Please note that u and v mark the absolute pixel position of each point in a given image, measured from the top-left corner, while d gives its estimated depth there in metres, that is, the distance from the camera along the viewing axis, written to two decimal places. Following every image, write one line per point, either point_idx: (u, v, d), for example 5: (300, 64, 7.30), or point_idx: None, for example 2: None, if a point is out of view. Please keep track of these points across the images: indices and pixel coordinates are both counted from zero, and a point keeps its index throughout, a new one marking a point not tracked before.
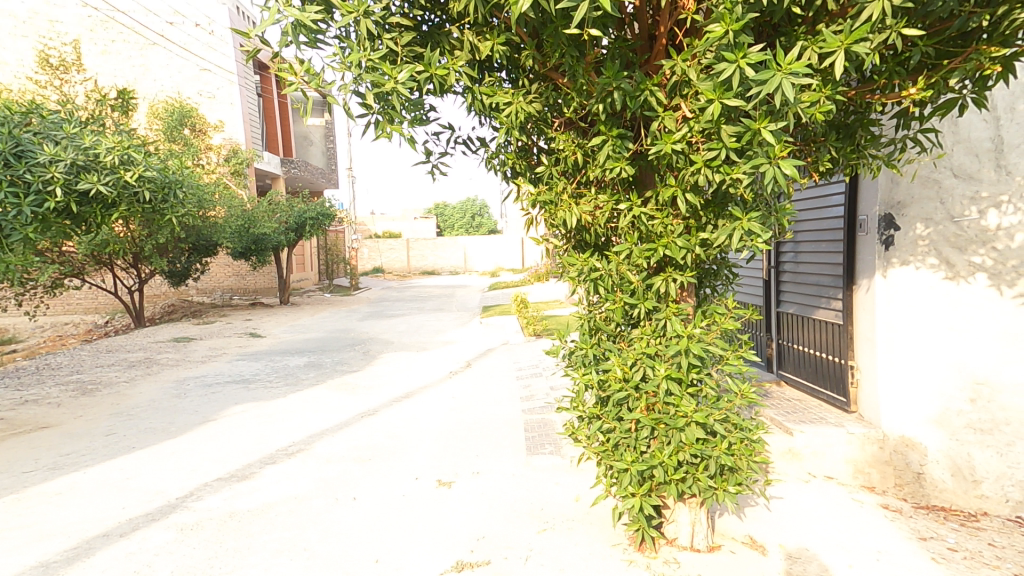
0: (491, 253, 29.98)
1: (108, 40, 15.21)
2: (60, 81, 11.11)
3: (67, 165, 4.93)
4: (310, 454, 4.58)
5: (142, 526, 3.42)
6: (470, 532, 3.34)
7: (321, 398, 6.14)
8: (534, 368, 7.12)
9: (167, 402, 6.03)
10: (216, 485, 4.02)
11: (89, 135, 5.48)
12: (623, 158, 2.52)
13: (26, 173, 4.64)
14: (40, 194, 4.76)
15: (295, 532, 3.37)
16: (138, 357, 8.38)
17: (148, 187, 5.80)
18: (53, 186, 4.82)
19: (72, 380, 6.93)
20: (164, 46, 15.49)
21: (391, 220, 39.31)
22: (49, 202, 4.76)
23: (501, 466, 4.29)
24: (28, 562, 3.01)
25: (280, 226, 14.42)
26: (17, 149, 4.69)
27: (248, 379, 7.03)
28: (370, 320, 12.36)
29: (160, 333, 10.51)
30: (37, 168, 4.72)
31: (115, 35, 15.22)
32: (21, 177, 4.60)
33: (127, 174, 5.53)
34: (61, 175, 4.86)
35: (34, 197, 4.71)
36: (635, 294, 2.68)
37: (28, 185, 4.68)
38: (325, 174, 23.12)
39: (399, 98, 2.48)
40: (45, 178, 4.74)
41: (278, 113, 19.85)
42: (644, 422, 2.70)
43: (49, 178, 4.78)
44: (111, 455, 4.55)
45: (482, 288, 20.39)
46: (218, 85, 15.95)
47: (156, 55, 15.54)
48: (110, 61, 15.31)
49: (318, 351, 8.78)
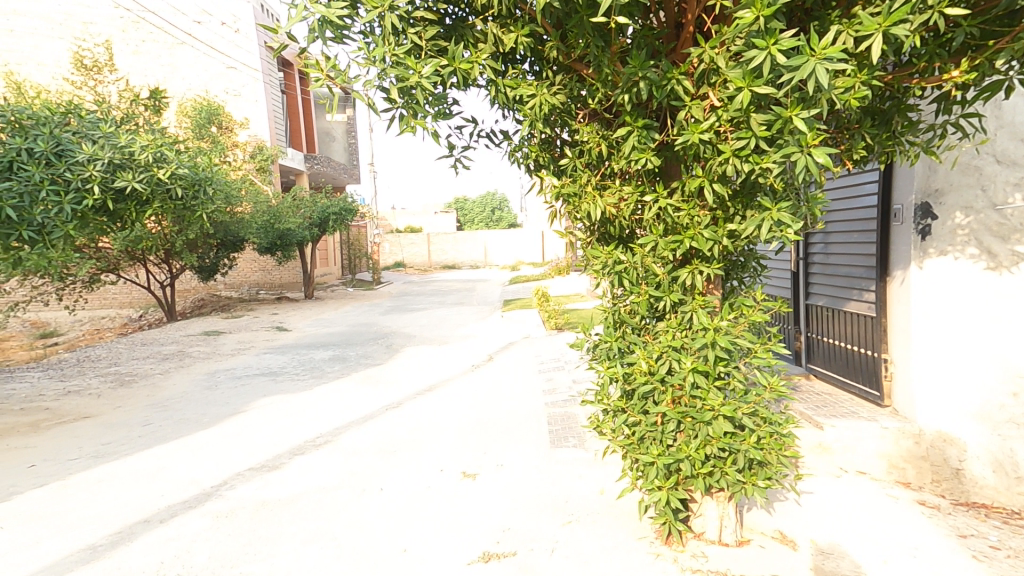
0: (510, 247, 29.99)
1: (139, 41, 15.58)
2: (95, 81, 11.33)
3: (104, 163, 5.04)
4: (337, 446, 4.66)
5: (181, 513, 3.54)
6: (495, 524, 3.37)
7: (347, 390, 6.26)
8: (556, 362, 7.10)
9: (199, 394, 6.19)
10: (247, 474, 4.12)
11: (124, 134, 5.54)
12: (649, 149, 2.52)
13: (67, 172, 4.74)
14: (80, 192, 4.86)
15: (322, 521, 3.43)
16: (171, 350, 8.62)
17: (181, 184, 5.95)
18: (92, 183, 4.93)
19: (110, 372, 7.15)
20: (191, 45, 15.76)
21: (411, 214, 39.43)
22: (88, 199, 4.86)
23: (524, 458, 4.33)
24: (76, 545, 3.14)
25: (305, 222, 14.61)
26: (58, 148, 4.78)
27: (275, 371, 7.17)
28: (392, 314, 12.50)
29: (191, 327, 10.78)
30: (76, 166, 4.82)
31: (145, 35, 15.56)
32: (61, 176, 4.70)
33: (159, 172, 5.65)
34: (99, 172, 4.97)
35: (74, 195, 4.81)
36: (660, 287, 2.69)
37: (68, 183, 4.78)
38: (348, 170, 23.40)
39: (423, 92, 2.52)
40: (84, 176, 4.84)
41: (301, 109, 19.93)
42: (670, 415, 2.70)
43: (88, 176, 4.88)
44: (148, 444, 4.71)
45: (501, 282, 20.47)
46: (244, 82, 16.06)
47: (184, 54, 15.81)
48: (142, 60, 15.68)
49: (342, 345, 8.89)
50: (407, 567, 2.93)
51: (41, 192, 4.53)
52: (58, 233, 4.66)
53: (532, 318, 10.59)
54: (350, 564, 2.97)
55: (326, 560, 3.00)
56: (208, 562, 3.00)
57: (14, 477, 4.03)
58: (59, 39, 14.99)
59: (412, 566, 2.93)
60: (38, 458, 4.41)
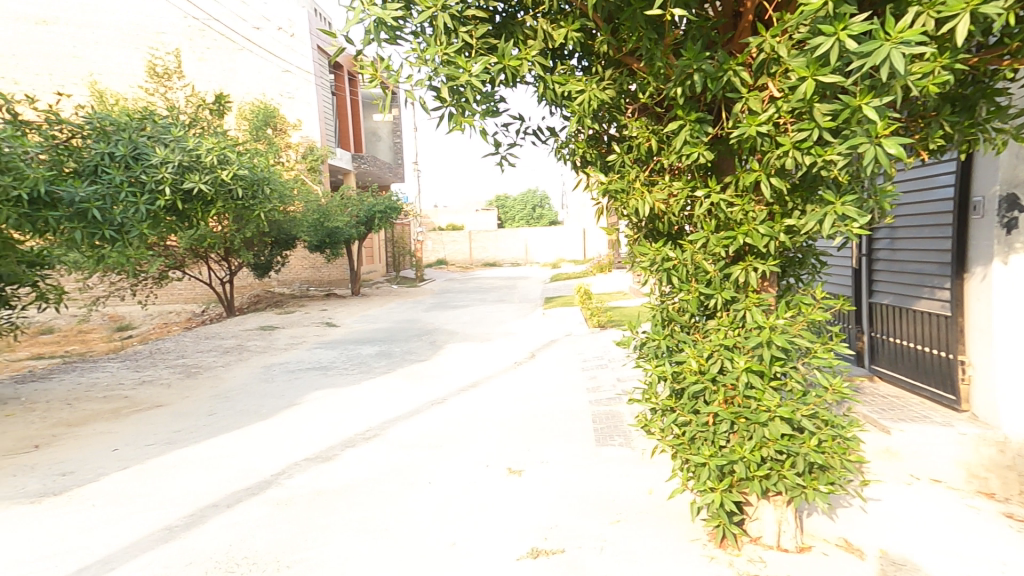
0: (551, 244, 29.89)
1: (205, 48, 16.33)
2: (165, 88, 12.04)
3: (175, 166, 5.29)
4: (385, 439, 4.77)
5: (245, 499, 3.71)
6: (543, 520, 3.37)
7: (392, 385, 6.39)
8: (599, 359, 7.04)
9: (257, 386, 6.48)
10: (303, 464, 4.29)
11: (192, 137, 5.73)
12: (701, 143, 2.47)
13: (143, 174, 5.04)
14: (153, 193, 5.15)
15: (373, 512, 3.53)
16: (231, 343, 9.06)
17: (241, 185, 5.88)
18: (164, 185, 5.20)
19: (178, 363, 7.58)
20: (250, 50, 16.38)
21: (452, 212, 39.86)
22: (161, 200, 5.15)
23: (568, 455, 4.31)
24: (155, 525, 3.35)
25: (352, 221, 14.92)
26: (136, 152, 5.09)
27: (326, 366, 7.42)
28: (435, 311, 12.69)
29: (248, 322, 11.30)
30: (150, 169, 5.10)
31: (210, 42, 16.32)
32: (138, 178, 5.01)
33: (223, 173, 5.72)
34: (170, 175, 5.23)
35: (149, 196, 5.10)
36: (711, 284, 2.62)
37: (143, 184, 5.08)
38: (393, 169, 23.79)
39: (473, 90, 2.55)
40: (157, 178, 5.11)
41: (350, 110, 20.30)
42: (722, 415, 2.64)
43: (160, 177, 5.15)
44: (213, 432, 4.96)
45: (543, 279, 20.66)
46: (297, 85, 16.50)
47: (243, 59, 16.46)
48: (206, 66, 16.40)
49: (388, 340, 9.10)
50: (458, 560, 2.97)
51: (121, 194, 4.85)
52: (134, 232, 4.96)
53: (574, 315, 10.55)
54: (403, 554, 3.03)
55: (379, 549, 3.09)
56: (271, 546, 3.14)
57: (100, 459, 4.32)
58: (131, 49, 15.95)
59: (463, 559, 2.97)
60: (118, 442, 4.72)
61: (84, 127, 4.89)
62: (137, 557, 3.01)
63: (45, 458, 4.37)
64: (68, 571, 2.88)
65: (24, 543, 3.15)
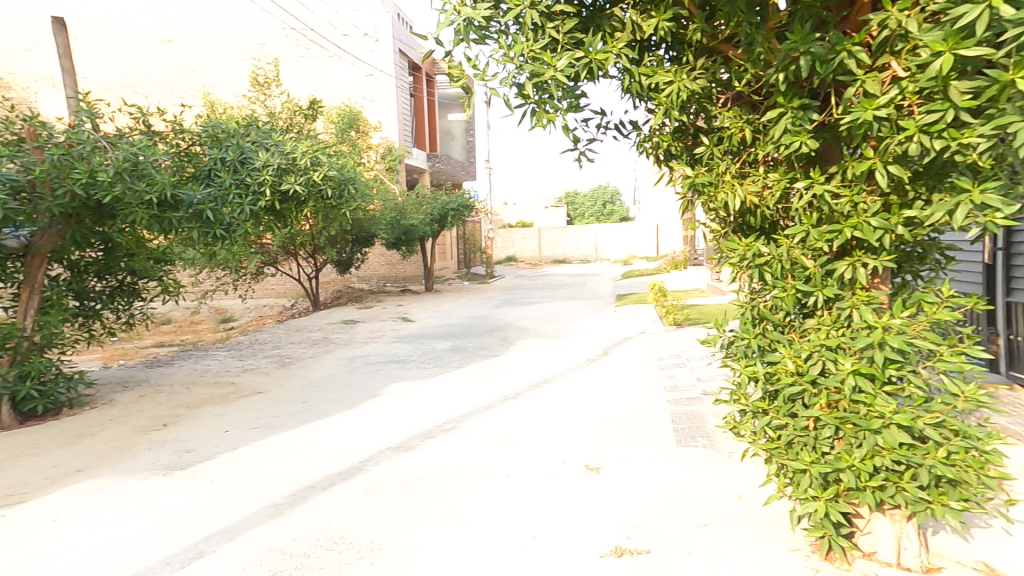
0: (622, 241, 29.38)
1: (298, 57, 16.79)
2: (264, 95, 12.95)
3: (275, 169, 5.51)
4: (463, 432, 4.86)
5: (337, 483, 3.90)
6: (624, 519, 3.30)
7: (464, 380, 6.49)
8: (676, 359, 6.83)
9: (343, 377, 6.83)
10: (388, 452, 4.45)
11: (290, 140, 5.93)
12: (804, 131, 2.26)
13: (248, 177, 5.40)
14: (256, 194, 5.46)
15: (453, 502, 3.60)
16: (318, 336, 9.61)
17: (332, 185, 5.95)
18: (265, 186, 5.47)
19: (274, 354, 8.13)
20: (340, 56, 16.76)
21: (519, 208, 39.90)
22: (262, 200, 5.43)
23: (647, 455, 4.20)
24: (263, 502, 3.59)
25: (427, 218, 14.96)
26: (242, 156, 5.44)
27: (404, 359, 7.69)
28: (505, 307, 12.84)
29: (332, 316, 11.96)
30: (254, 172, 5.43)
31: (305, 51, 16.80)
32: (243, 180, 5.37)
33: (315, 175, 5.79)
34: (271, 177, 5.48)
35: (252, 197, 5.41)
36: (810, 281, 2.43)
37: (248, 186, 5.42)
38: (466, 167, 23.89)
39: (558, 85, 2.53)
40: (259, 180, 5.42)
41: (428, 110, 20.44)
42: (826, 420, 2.38)
43: (262, 180, 5.44)
44: (307, 419, 5.27)
45: (613, 276, 20.43)
46: (379, 88, 16.80)
47: (333, 66, 16.82)
48: (300, 75, 16.85)
49: (461, 336, 9.29)
50: (541, 554, 2.97)
51: (229, 195, 5.21)
52: (239, 231, 5.30)
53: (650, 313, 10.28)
54: (485, 545, 3.07)
55: (460, 538, 3.14)
56: (365, 527, 3.29)
57: (215, 440, 4.69)
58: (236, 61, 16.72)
59: (545, 553, 2.97)
60: (228, 424, 5.12)
61: (201, 136, 5.34)
62: (250, 531, 3.24)
63: (171, 435, 4.81)
64: (195, 538, 3.16)
65: (155, 511, 3.48)
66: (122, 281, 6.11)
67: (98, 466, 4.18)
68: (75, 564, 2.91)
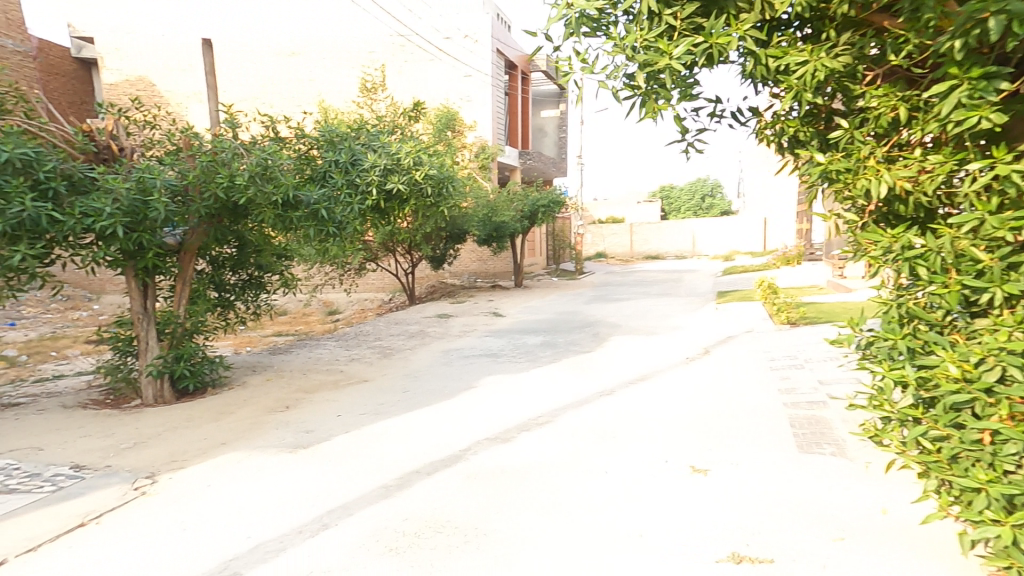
0: (723, 236, 27.91)
1: (403, 62, 17.61)
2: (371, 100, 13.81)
3: (381, 169, 5.79)
4: (558, 426, 4.86)
5: (440, 469, 4.05)
6: (740, 524, 3.11)
7: (557, 375, 6.50)
8: (791, 360, 6.33)
9: (439, 368, 7.12)
10: (487, 442, 4.56)
11: (396, 142, 6.19)
12: (985, 106, 1.94)
13: (357, 178, 5.72)
14: (364, 193, 5.76)
15: (555, 493, 3.61)
16: (415, 329, 10.11)
17: (432, 184, 6.16)
18: (372, 186, 5.76)
19: (376, 345, 8.68)
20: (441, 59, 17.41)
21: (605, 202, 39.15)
22: (369, 199, 5.72)
23: (763, 461, 3.92)
24: (375, 483, 3.83)
25: (517, 215, 15.29)
26: (353, 158, 5.79)
27: (496, 353, 7.87)
28: (596, 304, 12.69)
29: (427, 310, 12.52)
30: (363, 173, 5.75)
31: (409, 56, 17.57)
32: (353, 181, 5.71)
33: (417, 174, 5.99)
34: (377, 177, 5.75)
35: (361, 196, 5.72)
36: (984, 276, 2.06)
37: (358, 186, 5.73)
38: (556, 163, 23.70)
39: (673, 74, 2.40)
40: (367, 181, 5.71)
41: (521, 107, 20.65)
42: (1009, 434, 2.01)
43: (369, 180, 5.73)
44: (410, 407, 5.55)
45: (713, 272, 19.58)
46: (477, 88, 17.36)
47: (435, 69, 17.52)
48: (403, 79, 17.67)
49: (552, 331, 9.32)
50: (650, 553, 2.89)
51: (341, 195, 5.59)
52: (349, 228, 5.67)
53: (759, 312, 9.57)
54: (590, 538, 3.05)
55: (562, 528, 3.16)
56: (469, 512, 3.39)
57: (331, 422, 5.09)
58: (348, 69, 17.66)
59: (655, 552, 2.89)
60: (341, 408, 5.53)
61: (318, 140, 5.79)
62: (365, 508, 3.47)
63: (294, 417, 5.29)
64: (319, 512, 3.44)
65: (283, 485, 3.83)
66: (252, 275, 6.79)
67: (238, 440, 4.69)
68: (229, 524, 3.31)
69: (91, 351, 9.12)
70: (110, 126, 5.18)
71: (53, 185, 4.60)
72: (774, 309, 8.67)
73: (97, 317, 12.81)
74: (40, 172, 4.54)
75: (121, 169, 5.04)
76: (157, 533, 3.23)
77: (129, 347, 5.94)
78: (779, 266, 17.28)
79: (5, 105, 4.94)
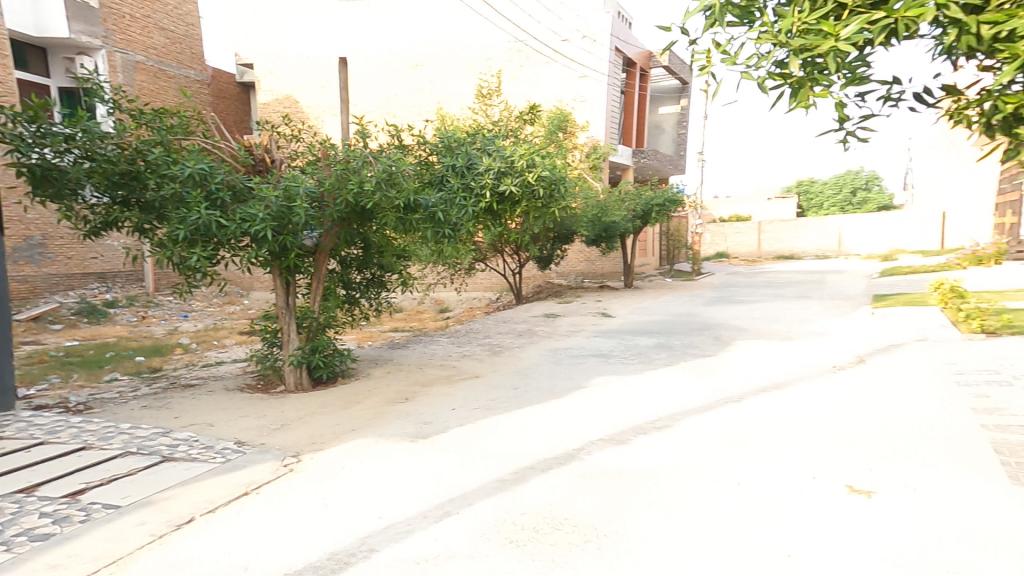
0: (878, 233, 24.39)
1: (518, 67, 18.07)
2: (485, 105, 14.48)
3: (495, 172, 5.88)
4: (679, 431, 4.56)
5: (554, 467, 3.98)
6: (920, 559, 2.64)
7: (676, 379, 6.13)
8: (986, 376, 5.30)
9: (548, 367, 7.10)
10: (601, 443, 4.40)
11: (510, 146, 6.25)
12: None
13: (472, 181, 5.89)
14: (477, 195, 5.93)
15: (683, 500, 3.37)
16: (523, 328, 10.21)
17: (543, 186, 6.11)
18: (485, 189, 5.90)
19: (486, 342, 8.89)
20: (556, 61, 17.69)
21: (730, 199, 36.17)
22: (483, 201, 5.88)
23: (949, 489, 3.30)
24: (491, 476, 3.87)
25: (629, 215, 14.84)
26: (468, 162, 5.96)
27: (606, 354, 7.67)
28: (716, 306, 11.84)
29: (535, 309, 12.61)
30: (478, 176, 5.89)
31: (524, 61, 18.00)
32: (468, 184, 5.89)
33: (529, 176, 5.94)
34: (490, 180, 5.88)
35: (475, 198, 5.90)
36: None
37: (473, 188, 5.90)
38: (674, 161, 22.54)
39: (837, 60, 2.04)
40: (481, 183, 5.86)
41: (638, 105, 20.03)
42: None
43: (484, 183, 5.86)
44: (520, 404, 5.57)
45: (867, 274, 17.29)
46: (593, 88, 17.44)
47: (550, 71, 17.84)
48: (518, 84, 18.14)
49: (666, 334, 8.86)
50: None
51: (456, 198, 5.82)
52: (462, 228, 5.88)
53: (923, 322, 8.22)
54: (728, 553, 2.78)
55: (692, 537, 2.94)
56: (588, 512, 3.27)
57: (447, 415, 5.29)
58: (466, 76, 18.54)
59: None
60: (455, 402, 5.71)
61: (437, 146, 6.02)
62: (484, 500, 3.52)
63: (413, 408, 5.57)
64: (442, 499, 3.56)
65: (407, 471, 4.03)
66: (375, 275, 7.31)
67: (366, 428, 5.04)
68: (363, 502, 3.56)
69: (244, 341, 10.47)
70: (265, 140, 5.84)
71: (221, 195, 5.31)
72: (960, 317, 7.56)
73: (247, 311, 14.69)
74: (211, 185, 5.27)
75: (272, 179, 5.67)
76: (303, 507, 3.56)
77: (275, 338, 6.69)
78: (964, 266, 14.70)
79: (189, 127, 5.76)
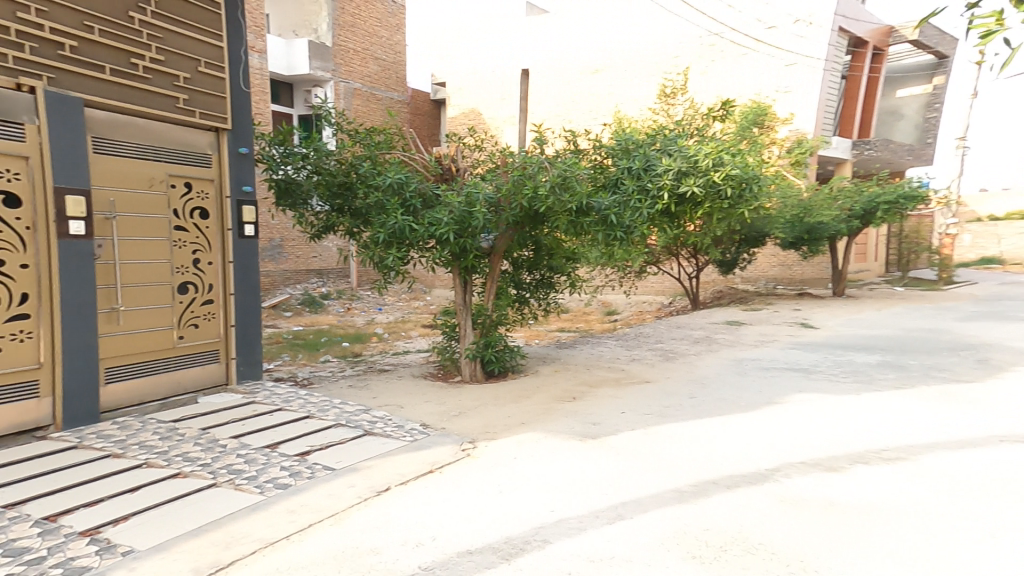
0: None
1: (710, 61, 16.86)
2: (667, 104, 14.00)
3: (675, 172, 5.43)
4: (914, 468, 3.71)
5: (743, 485, 3.58)
6: None
7: (911, 406, 4.98)
8: None
9: (732, 377, 6.34)
10: (803, 467, 3.81)
11: (694, 144, 5.70)
12: None
13: (649, 183, 5.53)
14: (654, 198, 5.52)
15: (926, 551, 2.75)
16: (700, 335, 9.36)
17: (733, 186, 5.41)
18: (663, 190, 5.46)
19: (658, 348, 8.34)
20: (757, 51, 15.96)
21: (997, 192, 27.94)
22: (659, 204, 5.45)
23: None
24: (669, 484, 3.63)
25: (842, 215, 12.67)
26: (646, 164, 5.63)
27: (808, 369, 6.54)
28: (972, 323, 9.25)
29: (714, 316, 11.48)
30: (655, 177, 5.51)
31: (717, 54, 16.69)
32: (645, 185, 5.54)
33: (716, 175, 5.32)
34: (670, 181, 5.41)
35: (651, 200, 5.51)
36: None
37: (649, 190, 5.53)
38: (914, 151, 18.34)
39: None
40: (659, 184, 5.45)
41: (864, 90, 16.82)
42: None
43: (662, 184, 5.44)
44: (698, 414, 5.05)
45: None
46: (803, 77, 15.22)
47: (748, 63, 16.20)
48: (707, 79, 16.94)
49: (894, 352, 7.20)
50: None
51: (630, 200, 5.51)
52: (636, 231, 5.54)
53: None
54: None
55: None
56: (790, 544, 2.85)
57: (616, 418, 5.05)
58: (648, 77, 18.01)
59: None
60: (624, 406, 5.43)
61: (613, 149, 5.80)
62: (662, 508, 3.31)
63: (580, 408, 5.47)
64: (617, 500, 3.44)
65: (579, 467, 3.99)
66: (544, 276, 7.44)
67: (534, 422, 5.09)
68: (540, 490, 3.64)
69: (426, 333, 11.69)
70: (452, 151, 6.38)
71: (413, 203, 5.97)
72: None
73: (429, 307, 16.39)
74: (406, 193, 5.98)
75: (456, 186, 6.15)
76: (481, 490, 3.72)
77: (452, 332, 7.20)
78: None
79: (393, 143, 6.63)
